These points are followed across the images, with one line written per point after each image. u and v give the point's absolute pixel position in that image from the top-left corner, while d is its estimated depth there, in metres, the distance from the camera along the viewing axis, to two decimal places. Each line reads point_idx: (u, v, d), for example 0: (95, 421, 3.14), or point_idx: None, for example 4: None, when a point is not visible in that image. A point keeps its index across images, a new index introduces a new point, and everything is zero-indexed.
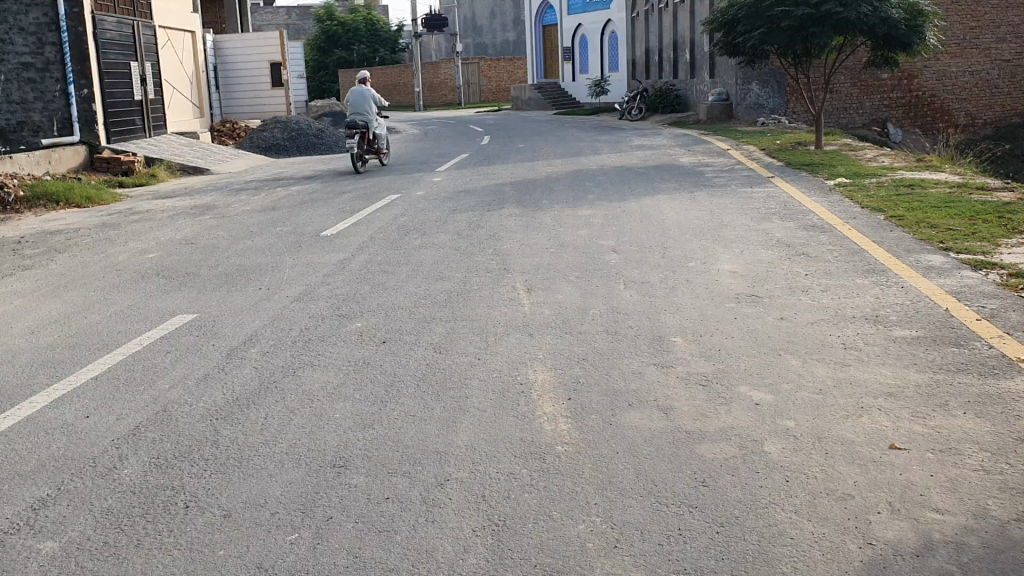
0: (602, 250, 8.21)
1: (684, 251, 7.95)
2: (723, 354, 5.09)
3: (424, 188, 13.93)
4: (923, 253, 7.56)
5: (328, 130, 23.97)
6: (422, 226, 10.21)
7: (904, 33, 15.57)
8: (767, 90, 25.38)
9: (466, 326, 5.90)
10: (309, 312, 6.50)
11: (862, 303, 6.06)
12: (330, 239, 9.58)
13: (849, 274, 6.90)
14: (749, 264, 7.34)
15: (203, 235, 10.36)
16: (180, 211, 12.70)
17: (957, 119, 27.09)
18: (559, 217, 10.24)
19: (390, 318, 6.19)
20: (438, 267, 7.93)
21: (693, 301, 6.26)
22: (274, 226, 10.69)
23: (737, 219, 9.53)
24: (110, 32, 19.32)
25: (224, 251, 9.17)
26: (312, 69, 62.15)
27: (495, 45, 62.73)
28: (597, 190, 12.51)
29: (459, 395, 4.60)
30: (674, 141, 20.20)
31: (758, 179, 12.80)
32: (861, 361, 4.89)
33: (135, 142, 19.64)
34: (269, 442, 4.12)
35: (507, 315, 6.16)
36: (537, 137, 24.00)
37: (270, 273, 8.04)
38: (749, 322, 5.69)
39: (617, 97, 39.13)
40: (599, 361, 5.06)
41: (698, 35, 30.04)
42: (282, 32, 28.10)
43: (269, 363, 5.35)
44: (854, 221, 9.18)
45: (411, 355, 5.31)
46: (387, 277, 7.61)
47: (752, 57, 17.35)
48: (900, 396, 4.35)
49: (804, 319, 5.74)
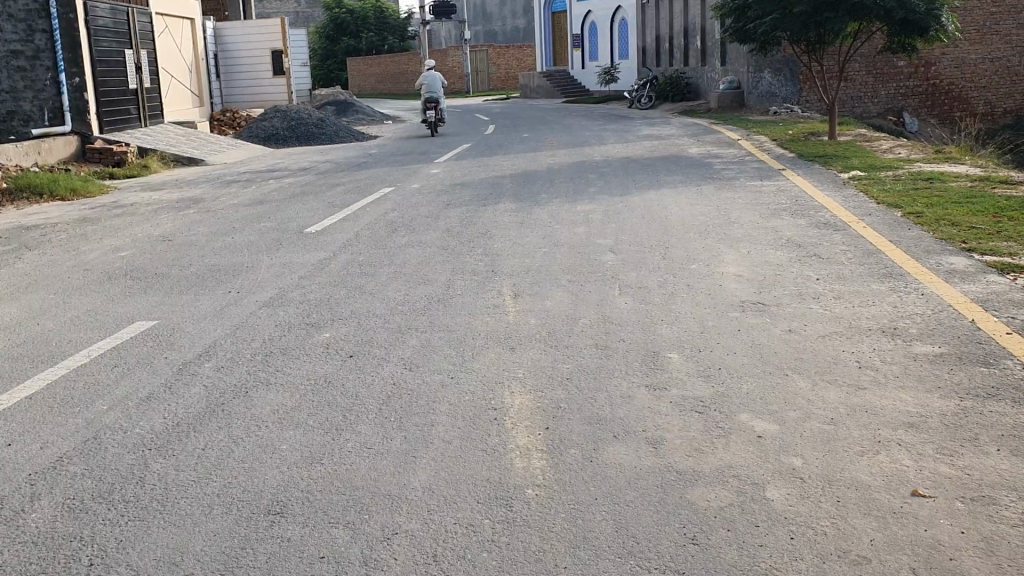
0: (598, 250, 7.68)
1: (685, 252, 7.41)
2: (724, 373, 4.56)
3: (420, 180, 13.41)
4: (944, 255, 7.02)
5: (329, 120, 23.46)
6: (412, 222, 9.71)
7: (922, 17, 14.86)
8: (779, 79, 24.76)
9: (443, 337, 5.38)
10: (276, 320, 5.99)
11: (880, 313, 5.51)
12: (313, 236, 9.08)
13: (864, 278, 6.35)
14: (756, 267, 6.79)
15: (183, 231, 9.87)
16: (165, 205, 12.21)
17: (975, 107, 26.38)
18: (557, 213, 9.70)
19: (361, 328, 5.68)
20: (423, 267, 7.42)
21: (692, 309, 5.73)
22: (256, 222, 10.18)
23: (745, 215, 8.98)
24: (103, 19, 18.82)
25: (200, 250, 8.68)
26: (320, 58, 61.62)
27: (505, 32, 61.99)
28: (598, 183, 11.96)
29: (423, 423, 4.08)
30: (683, 131, 19.63)
31: (769, 172, 12.24)
32: (879, 383, 4.34)
33: (128, 132, 19.17)
34: (201, 481, 3.61)
35: (489, 325, 5.63)
36: (542, 126, 23.41)
37: (243, 274, 7.54)
38: (754, 336, 5.15)
39: (627, 85, 38.48)
40: (584, 381, 4.53)
41: (710, 21, 29.34)
42: (283, 20, 27.60)
43: (221, 380, 4.85)
44: (869, 218, 8.63)
45: (376, 372, 4.80)
46: (366, 278, 7.10)
47: (763, 44, 16.77)
48: (923, 428, 3.81)
49: (814, 332, 5.20)
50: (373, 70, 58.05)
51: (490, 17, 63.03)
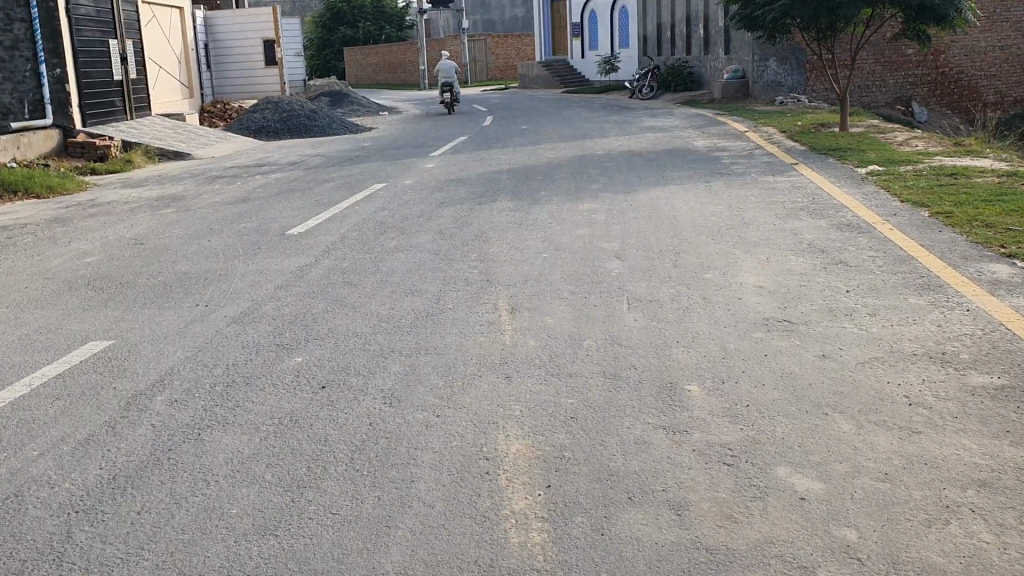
0: (602, 256, 7.04)
1: (697, 258, 6.77)
2: (753, 411, 3.93)
3: (413, 176, 12.76)
4: (984, 262, 6.38)
5: (322, 111, 22.77)
6: (402, 222, 9.06)
7: (938, 5, 14.20)
8: (785, 67, 24.09)
9: (431, 362, 4.75)
10: (242, 341, 5.35)
11: (924, 334, 4.88)
12: (296, 239, 8.43)
13: (898, 290, 5.72)
14: (777, 276, 6.16)
15: (157, 233, 9.21)
16: (143, 203, 11.55)
17: (985, 97, 25.70)
18: (557, 213, 9.06)
19: (337, 351, 5.05)
20: (411, 276, 6.78)
21: (711, 329, 5.09)
22: (237, 222, 9.53)
23: (760, 216, 8.34)
24: (85, 8, 18.11)
25: (172, 255, 8.02)
26: (316, 48, 60.81)
27: (504, 21, 61.21)
28: (601, 179, 11.31)
29: (403, 478, 3.45)
30: (687, 122, 18.97)
31: (780, 166, 11.59)
32: (937, 426, 3.70)
33: (113, 125, 18.48)
34: (132, 563, 2.99)
35: (482, 347, 5.00)
36: (541, 117, 22.72)
37: (215, 285, 6.89)
38: (784, 363, 4.51)
39: (628, 74, 37.77)
40: (591, 422, 3.89)
41: (713, 9, 28.64)
42: (276, 9, 26.89)
43: (173, 420, 4.21)
44: (894, 218, 8.00)
45: (350, 409, 4.16)
46: (348, 288, 6.46)
47: (772, 31, 16.09)
48: (997, 488, 3.20)
49: (852, 358, 4.56)
50: (371, 60, 57.28)
51: (489, 6, 62.20)
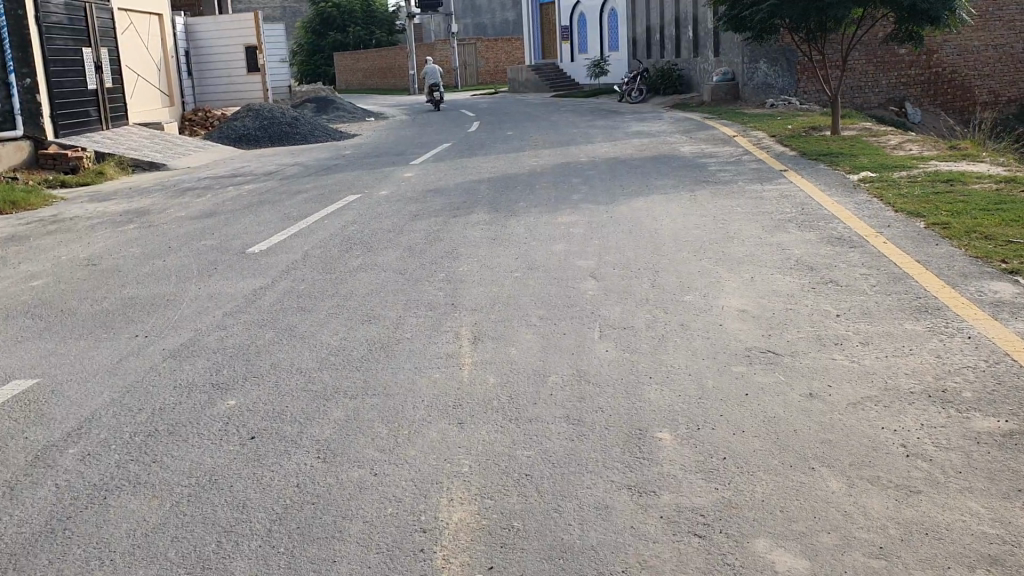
0: (576, 276, 6.57)
1: (677, 278, 6.31)
2: (729, 465, 3.47)
3: (390, 186, 12.28)
4: (986, 279, 5.93)
5: (305, 118, 22.30)
6: (371, 237, 8.60)
7: (932, 5, 13.80)
8: (776, 69, 23.68)
9: (376, 406, 4.30)
10: (175, 381, 4.89)
11: (922, 367, 4.42)
12: (256, 258, 7.97)
13: (893, 314, 5.26)
14: (761, 298, 5.71)
15: (113, 252, 8.73)
16: (107, 218, 11.06)
17: (979, 97, 25.31)
18: (533, 226, 8.60)
19: (275, 394, 4.58)
20: (371, 299, 6.32)
21: (687, 361, 4.64)
22: (198, 240, 9.06)
23: (746, 228, 7.89)
24: (57, 16, 17.61)
25: (122, 278, 7.53)
26: (306, 53, 60.34)
27: (494, 24, 60.77)
28: (583, 188, 10.85)
29: (325, 558, 2.99)
30: (676, 127, 18.53)
31: (769, 173, 11.15)
32: (939, 484, 3.24)
33: (87, 135, 17.98)
34: None
35: (435, 385, 4.53)
36: (528, 122, 22.27)
37: (160, 312, 6.42)
38: (767, 405, 4.05)
39: (618, 76, 37.34)
40: (546, 481, 3.43)
41: (702, 10, 28.23)
42: (258, 14, 26.43)
43: (81, 480, 3.74)
44: (888, 230, 7.56)
45: (278, 466, 3.70)
46: (301, 315, 5.99)
47: (760, 32, 15.65)
48: (1011, 567, 2.74)
49: (842, 398, 4.11)
50: (360, 65, 56.81)
51: (479, 10, 61.75)
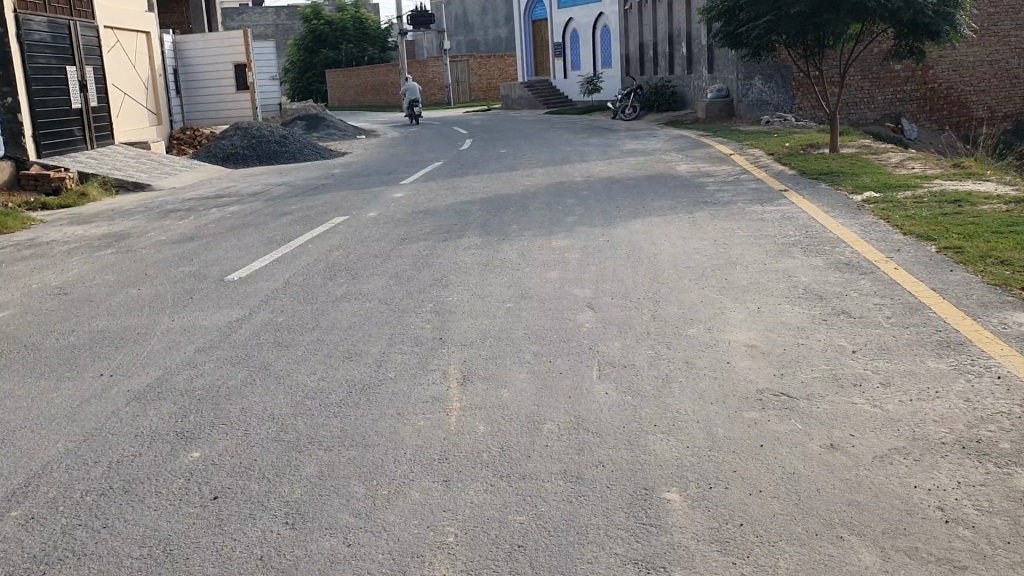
0: (572, 306, 6.19)
1: (680, 309, 5.93)
2: (746, 536, 3.09)
3: (379, 207, 11.90)
4: (1008, 309, 5.57)
5: (294, 136, 21.94)
6: (357, 263, 8.21)
7: (932, 21, 13.50)
8: (771, 85, 23.45)
9: (354, 461, 3.91)
10: (137, 429, 4.49)
11: (950, 412, 4.04)
12: (235, 287, 7.57)
13: (912, 350, 4.90)
14: (770, 332, 5.33)
15: (85, 280, 8.32)
16: (84, 243, 10.64)
17: (975, 112, 25.10)
18: (526, 250, 8.23)
19: (244, 444, 4.19)
20: (353, 332, 5.93)
21: (694, 405, 4.25)
22: (176, 266, 8.66)
23: (749, 253, 7.52)
24: (40, 34, 17.24)
25: (92, 309, 7.12)
26: (299, 71, 60.09)
27: (487, 41, 60.62)
28: (578, 209, 10.49)
29: None
30: (671, 145, 18.21)
31: (769, 194, 10.81)
32: (986, 559, 2.88)
33: (70, 155, 17.57)
34: None
35: (419, 433, 4.15)
36: (520, 141, 21.93)
37: (129, 347, 6.00)
38: (785, 458, 3.67)
39: (611, 93, 37.11)
40: (543, 555, 3.05)
41: (696, 26, 28.00)
42: (247, 32, 26.11)
43: (20, 551, 3.33)
44: (898, 255, 7.20)
45: (243, 537, 3.30)
46: (279, 351, 5.60)
47: (757, 48, 15.35)
48: None
49: (868, 450, 3.73)
50: (353, 82, 56.56)
51: (472, 26, 61.62)
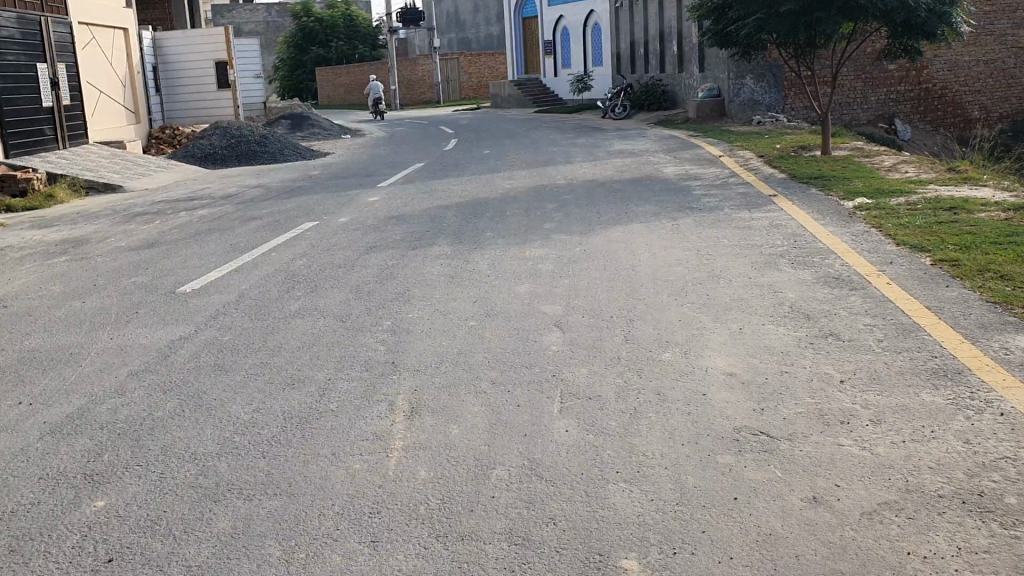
0: (540, 325, 5.73)
1: (655, 329, 5.48)
2: None
3: (352, 212, 11.42)
4: (1009, 331, 5.12)
5: (275, 136, 21.43)
6: (317, 274, 7.73)
7: (927, 20, 13.10)
8: (762, 85, 23.04)
9: (274, 514, 3.46)
10: (41, 468, 4.02)
11: (948, 457, 3.60)
12: (185, 300, 7.08)
13: (905, 380, 4.45)
14: (750, 357, 4.89)
15: (30, 291, 7.84)
16: (40, 249, 10.13)
17: (970, 113, 24.71)
18: (498, 261, 7.77)
19: (156, 492, 3.72)
20: (299, 355, 5.45)
21: (662, 447, 3.81)
22: (128, 277, 8.18)
23: (734, 265, 7.08)
24: (8, 30, 16.71)
25: (28, 325, 6.61)
26: (288, 68, 59.50)
27: (479, 39, 60.14)
28: (558, 215, 10.03)
29: None
30: (659, 146, 17.77)
31: (757, 199, 10.37)
32: None
33: (40, 154, 17.02)
34: None
35: (354, 480, 3.69)
36: (507, 140, 21.47)
37: (56, 369, 5.51)
38: (760, 515, 3.23)
39: (602, 92, 36.67)
40: None
41: (687, 25, 27.58)
42: (227, 29, 25.61)
43: None
44: (891, 268, 6.76)
45: None
46: (215, 377, 5.12)
47: (746, 48, 14.91)
48: None
49: (855, 504, 3.28)
50: (342, 80, 56.00)
51: (463, 24, 61.12)
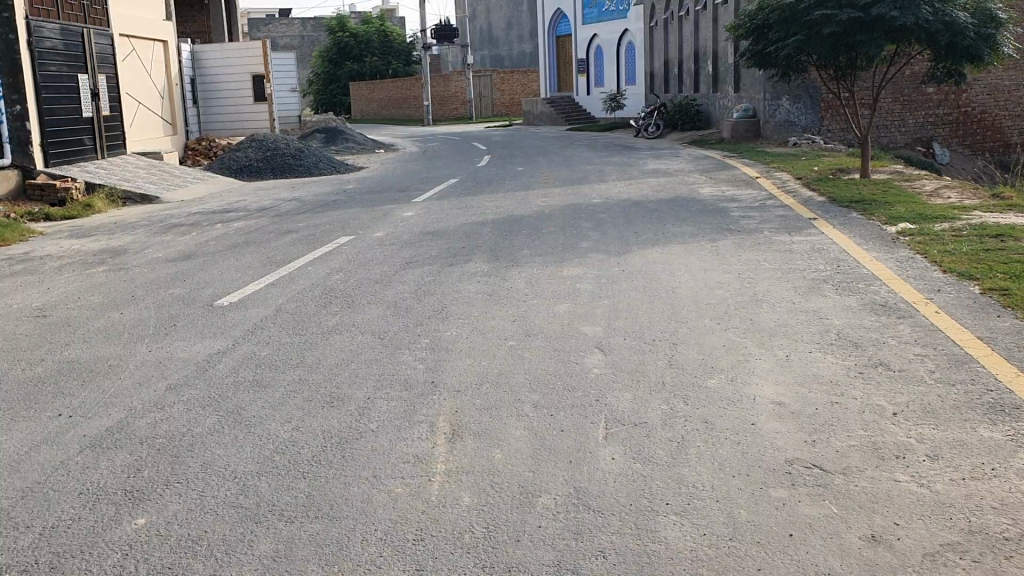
0: (581, 347, 5.65)
1: (698, 355, 5.38)
2: None
3: (387, 226, 11.40)
4: None
5: (310, 150, 21.53)
6: (355, 289, 7.69)
7: (973, 42, 12.96)
8: (799, 106, 22.89)
9: (318, 538, 3.40)
10: (83, 483, 3.97)
11: (1013, 497, 3.47)
12: (222, 313, 7.09)
13: (961, 414, 4.32)
14: (799, 386, 4.78)
15: (71, 301, 7.85)
16: (79, 259, 10.18)
17: (1009, 138, 24.48)
18: (535, 279, 7.70)
19: (200, 510, 3.67)
20: (338, 373, 5.40)
21: (713, 479, 3.72)
22: (168, 288, 8.18)
23: (776, 290, 6.97)
24: (51, 41, 16.88)
25: (67, 336, 6.63)
26: (323, 82, 59.99)
27: (512, 56, 60.41)
28: (594, 234, 9.97)
29: None
30: (692, 165, 17.66)
31: (797, 222, 10.24)
32: None
33: (79, 164, 17.19)
34: None
35: (397, 506, 3.61)
36: (540, 157, 21.48)
37: (97, 380, 5.50)
38: (817, 553, 3.14)
39: (635, 110, 36.68)
40: None
41: (722, 44, 27.48)
42: (264, 42, 25.84)
43: None
44: (939, 296, 6.61)
45: None
46: (256, 393, 5.08)
47: (786, 69, 14.72)
48: None
49: (915, 545, 3.17)
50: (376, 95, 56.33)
51: (497, 41, 61.44)
